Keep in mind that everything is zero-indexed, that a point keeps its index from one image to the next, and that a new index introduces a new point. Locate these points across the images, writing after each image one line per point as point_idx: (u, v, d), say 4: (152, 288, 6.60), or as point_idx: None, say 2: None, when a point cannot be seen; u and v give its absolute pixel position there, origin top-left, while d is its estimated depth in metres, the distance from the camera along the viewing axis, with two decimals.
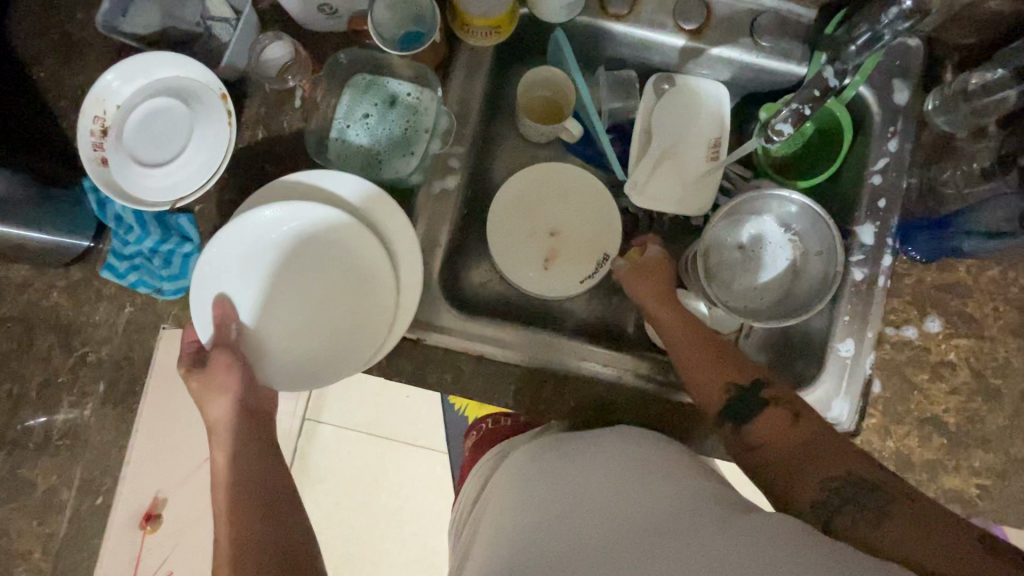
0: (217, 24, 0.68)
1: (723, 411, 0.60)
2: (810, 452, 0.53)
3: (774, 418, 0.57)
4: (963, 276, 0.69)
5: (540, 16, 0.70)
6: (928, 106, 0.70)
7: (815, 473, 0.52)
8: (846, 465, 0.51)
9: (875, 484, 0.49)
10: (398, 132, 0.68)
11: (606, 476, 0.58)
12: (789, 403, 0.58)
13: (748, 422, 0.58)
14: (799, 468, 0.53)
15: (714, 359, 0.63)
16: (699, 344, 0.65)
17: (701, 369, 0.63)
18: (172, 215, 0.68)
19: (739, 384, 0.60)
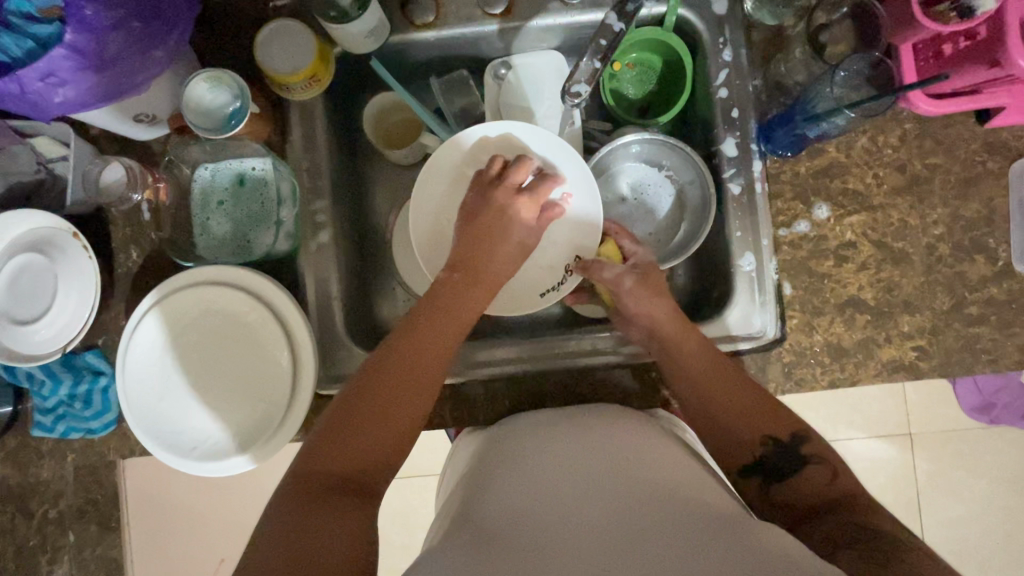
0: (57, 163, 0.69)
1: (748, 470, 0.60)
2: (832, 507, 0.53)
3: (819, 475, 0.57)
4: (834, 155, 0.69)
5: (350, 49, 0.70)
6: (747, 6, 0.70)
7: (831, 519, 0.52)
8: (867, 519, 0.50)
9: (891, 534, 0.47)
10: (256, 207, 0.69)
11: (595, 459, 0.57)
12: (831, 461, 0.58)
13: (786, 476, 0.58)
14: (817, 516, 0.53)
15: (745, 398, 0.62)
16: (728, 376, 0.63)
17: (735, 422, 0.61)
18: (77, 355, 0.70)
19: (776, 437, 0.60)
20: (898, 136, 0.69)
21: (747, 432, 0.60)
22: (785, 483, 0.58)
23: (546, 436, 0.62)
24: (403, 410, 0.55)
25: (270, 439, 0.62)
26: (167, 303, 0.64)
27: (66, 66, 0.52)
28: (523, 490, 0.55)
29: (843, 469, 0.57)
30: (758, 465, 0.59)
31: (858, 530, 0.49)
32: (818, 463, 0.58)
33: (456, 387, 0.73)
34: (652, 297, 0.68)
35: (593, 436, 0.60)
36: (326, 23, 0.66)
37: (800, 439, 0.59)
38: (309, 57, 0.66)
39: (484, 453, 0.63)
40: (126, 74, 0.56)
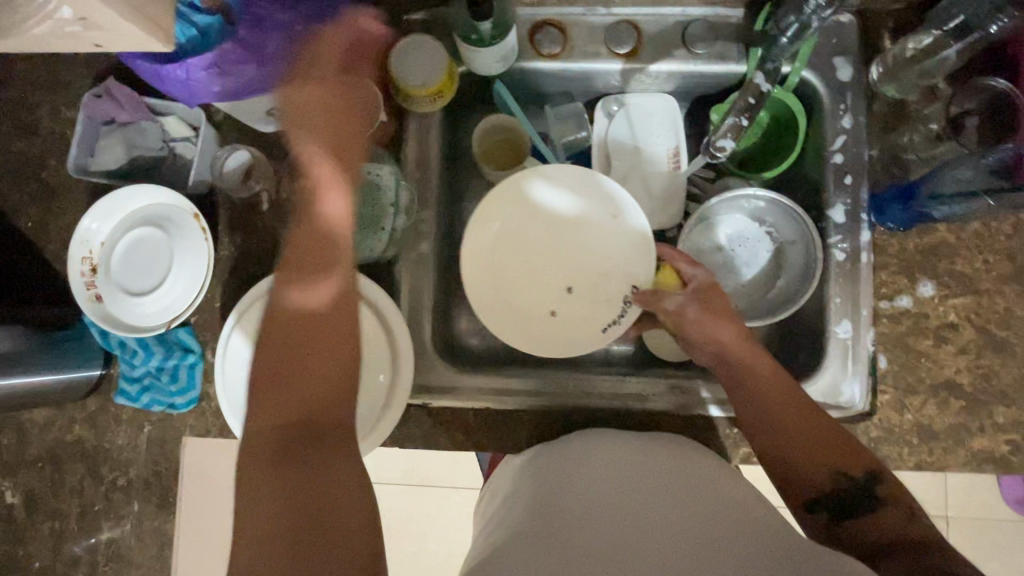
0: (181, 144, 0.72)
1: (817, 504, 0.59)
2: (909, 542, 0.52)
3: (894, 515, 0.56)
4: (944, 235, 0.68)
5: (475, 70, 0.71)
6: (873, 76, 0.70)
7: (901, 555, 0.50)
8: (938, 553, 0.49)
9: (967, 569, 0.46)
10: (365, 211, 0.71)
11: (668, 488, 0.58)
12: (906, 502, 0.57)
13: (857, 515, 0.57)
14: (891, 549, 0.52)
15: (809, 435, 0.61)
16: (793, 409, 0.62)
17: (805, 463, 0.60)
18: (171, 330, 0.72)
19: (851, 475, 0.59)
20: (1012, 224, 0.68)
21: (812, 467, 0.60)
22: (862, 519, 0.56)
23: (614, 456, 0.63)
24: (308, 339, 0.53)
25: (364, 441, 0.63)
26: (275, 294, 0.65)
27: (233, 58, 0.55)
28: (588, 502, 0.56)
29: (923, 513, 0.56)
30: (827, 499, 0.59)
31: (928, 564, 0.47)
32: (893, 504, 0.57)
33: (535, 412, 0.72)
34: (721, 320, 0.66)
35: (663, 465, 0.61)
36: (462, 44, 0.68)
37: (874, 477, 0.58)
38: (438, 72, 0.68)
39: (544, 461, 0.64)
40: (284, 69, 0.59)
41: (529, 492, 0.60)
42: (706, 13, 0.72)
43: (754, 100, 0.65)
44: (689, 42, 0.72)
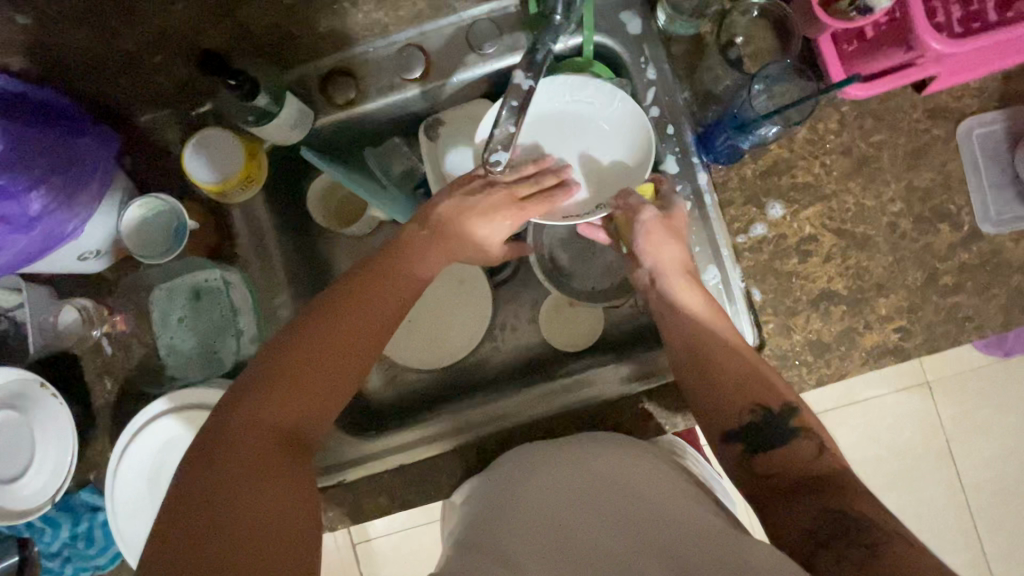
0: (14, 312, 0.68)
1: (732, 434, 0.57)
2: (818, 486, 0.50)
3: (805, 449, 0.54)
4: (778, 152, 0.68)
5: (280, 144, 0.70)
6: (662, 21, 0.69)
7: (809, 502, 0.49)
8: (844, 500, 0.48)
9: (872, 520, 0.45)
10: (217, 318, 0.69)
11: (598, 508, 0.58)
12: (819, 434, 0.55)
13: (776, 446, 0.55)
14: (801, 495, 0.50)
15: (740, 372, 0.58)
16: (719, 347, 0.59)
17: (728, 390, 0.57)
18: (74, 495, 0.70)
19: (769, 407, 0.56)
20: (836, 120, 0.67)
21: (735, 401, 0.57)
22: (771, 453, 0.55)
23: (557, 468, 0.63)
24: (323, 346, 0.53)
25: None
26: (146, 434, 0.65)
27: None
28: (535, 522, 0.58)
29: (831, 443, 0.54)
30: (748, 430, 0.56)
31: (835, 516, 0.46)
32: (807, 436, 0.54)
33: (450, 453, 0.72)
34: (658, 244, 0.64)
35: (598, 479, 0.61)
36: (247, 128, 0.66)
37: (793, 411, 0.55)
38: (237, 161, 0.66)
39: (508, 478, 0.64)
40: (58, 224, 0.57)
41: (482, 520, 0.61)
42: (483, 11, 0.70)
43: (520, 101, 0.62)
44: (476, 45, 0.70)
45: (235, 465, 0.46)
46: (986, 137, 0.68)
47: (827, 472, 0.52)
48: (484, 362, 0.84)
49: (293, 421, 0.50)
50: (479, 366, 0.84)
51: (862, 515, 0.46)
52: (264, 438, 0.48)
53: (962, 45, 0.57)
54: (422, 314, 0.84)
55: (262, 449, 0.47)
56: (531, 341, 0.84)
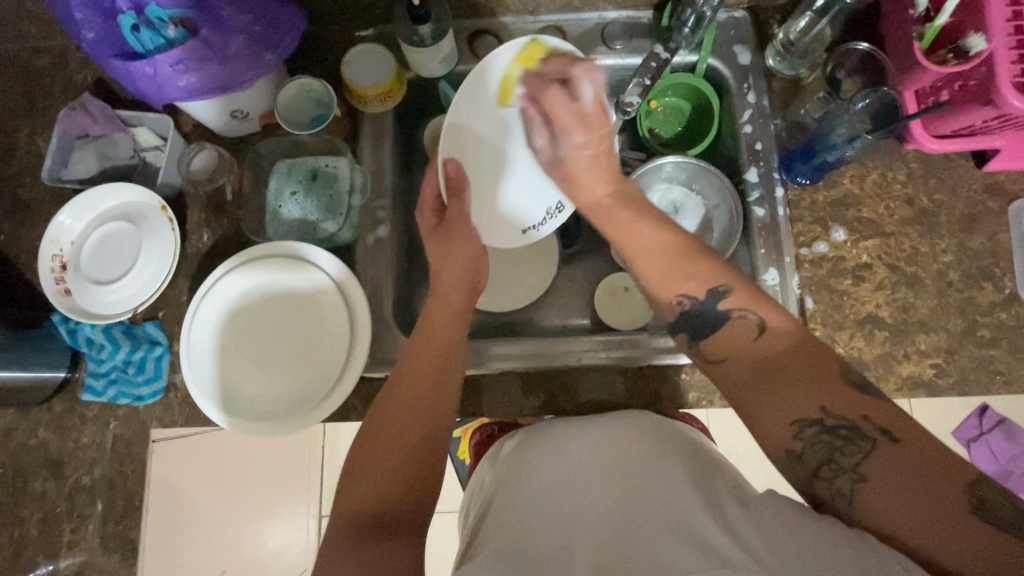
0: (150, 152, 0.77)
1: (692, 341, 0.58)
2: (773, 367, 0.51)
3: (741, 328, 0.54)
4: (849, 187, 0.76)
5: (423, 75, 0.80)
6: (769, 61, 0.80)
7: (781, 385, 0.49)
8: (828, 399, 0.48)
9: (853, 423, 0.47)
10: (324, 201, 0.76)
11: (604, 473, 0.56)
12: (755, 310, 0.54)
13: (711, 332, 0.56)
14: (756, 386, 0.51)
15: (673, 258, 0.59)
16: (662, 246, 0.60)
17: (648, 258, 0.60)
18: (139, 325, 0.73)
19: (692, 294, 0.57)
20: (906, 173, 0.76)
21: (665, 290, 0.59)
22: (715, 338, 0.56)
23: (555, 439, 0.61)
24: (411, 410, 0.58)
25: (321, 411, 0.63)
26: (249, 269, 0.67)
27: (195, 55, 0.61)
28: (525, 509, 0.55)
29: (766, 316, 0.54)
30: (684, 319, 0.58)
31: (814, 431, 0.48)
32: (740, 316, 0.55)
33: (494, 379, 0.76)
34: (632, 224, 0.62)
35: (613, 440, 0.59)
36: (407, 46, 0.75)
37: (720, 291, 0.56)
38: (386, 75, 0.75)
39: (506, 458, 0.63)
40: (235, 71, 0.64)
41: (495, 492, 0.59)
42: (620, 15, 0.82)
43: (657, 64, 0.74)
44: (608, 40, 0.82)
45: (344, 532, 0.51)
46: None
47: (789, 350, 0.51)
48: (534, 321, 0.89)
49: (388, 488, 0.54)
50: (529, 323, 0.89)
51: (838, 413, 0.47)
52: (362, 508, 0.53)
53: None
54: (490, 263, 0.90)
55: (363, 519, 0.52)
56: (582, 313, 0.90)
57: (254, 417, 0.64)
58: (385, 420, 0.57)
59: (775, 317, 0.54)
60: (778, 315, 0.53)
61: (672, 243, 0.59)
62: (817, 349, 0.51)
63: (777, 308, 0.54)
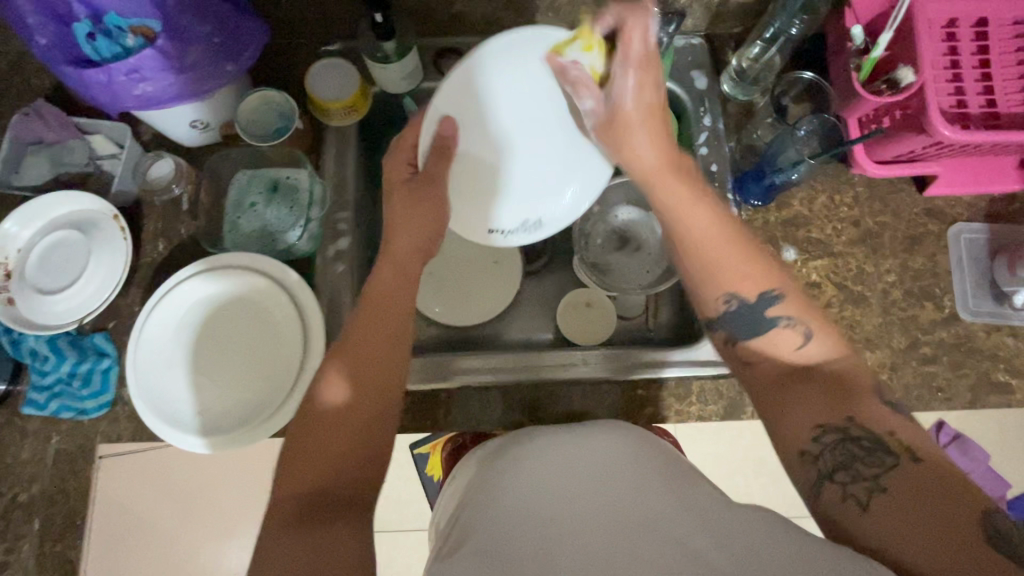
0: (107, 160, 0.76)
1: (717, 323, 0.58)
2: (828, 382, 0.51)
3: (786, 338, 0.54)
4: (799, 208, 0.79)
5: (386, 89, 0.81)
6: (726, 86, 0.83)
7: (818, 399, 0.50)
8: (877, 419, 0.49)
9: (876, 438, 0.48)
10: (283, 213, 0.75)
11: (590, 474, 0.54)
12: (806, 322, 0.54)
13: (757, 339, 0.56)
14: (784, 392, 0.52)
15: (743, 253, 0.57)
16: (731, 240, 0.57)
17: (733, 263, 0.56)
18: (87, 336, 0.72)
19: (740, 295, 0.56)
20: (852, 196, 0.79)
21: (731, 281, 0.56)
22: (758, 340, 0.55)
23: (556, 437, 0.60)
24: (369, 383, 0.57)
25: (267, 423, 0.62)
26: (202, 276, 0.66)
27: (150, 65, 0.60)
28: (515, 505, 0.52)
29: (816, 329, 0.54)
30: (722, 320, 0.58)
31: (835, 439, 0.49)
32: (787, 327, 0.55)
33: (453, 394, 0.75)
34: (689, 215, 0.58)
35: (599, 442, 0.58)
36: (370, 62, 0.76)
37: (766, 296, 0.55)
38: (349, 90, 0.76)
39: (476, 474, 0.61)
40: (201, 79, 0.65)
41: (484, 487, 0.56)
42: None
43: None
44: None
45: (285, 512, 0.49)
46: (972, 242, 0.79)
47: (828, 374, 0.51)
48: (497, 335, 0.90)
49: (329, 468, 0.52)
50: (491, 337, 0.90)
51: (869, 426, 0.48)
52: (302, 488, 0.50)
53: (969, 134, 0.63)
54: (454, 277, 0.91)
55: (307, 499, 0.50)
56: (545, 328, 0.91)
57: (200, 427, 0.63)
58: (352, 389, 0.56)
59: (823, 333, 0.54)
60: (827, 348, 0.53)
61: (720, 232, 0.57)
62: (863, 370, 0.52)
63: (830, 323, 0.55)
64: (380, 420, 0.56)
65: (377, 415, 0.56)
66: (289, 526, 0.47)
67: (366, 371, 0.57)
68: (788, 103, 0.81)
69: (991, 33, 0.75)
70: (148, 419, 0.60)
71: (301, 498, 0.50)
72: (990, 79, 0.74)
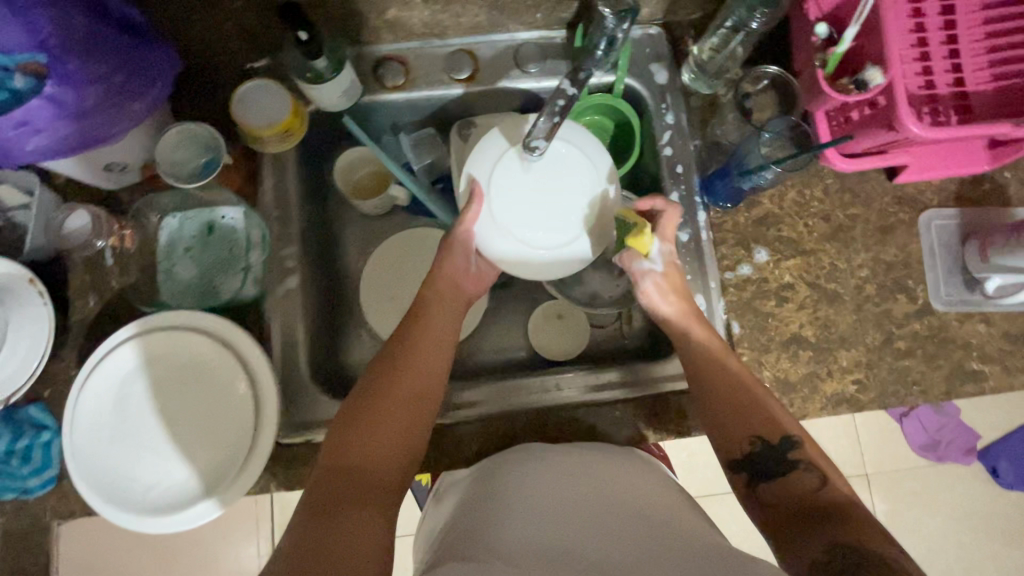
0: (17, 212, 0.68)
1: (738, 464, 0.59)
2: (826, 515, 0.51)
3: (802, 484, 0.55)
4: (768, 206, 0.76)
5: (324, 108, 0.74)
6: (686, 77, 0.79)
7: (823, 530, 0.50)
8: (859, 534, 0.48)
9: (857, 548, 0.46)
10: (222, 255, 0.70)
11: (593, 507, 0.56)
12: (815, 465, 0.56)
13: (767, 479, 0.57)
14: (807, 526, 0.51)
15: (749, 408, 0.59)
16: (728, 387, 0.60)
17: (729, 419, 0.59)
18: (20, 408, 0.67)
19: (765, 438, 0.58)
20: (821, 189, 0.77)
21: (739, 428, 0.59)
22: (776, 484, 0.56)
23: (569, 458, 0.62)
24: (406, 388, 0.58)
25: (225, 493, 0.58)
26: (143, 337, 0.61)
27: (40, 116, 0.53)
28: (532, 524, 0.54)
29: (831, 477, 0.55)
30: (746, 462, 0.58)
31: (846, 552, 0.46)
32: (804, 469, 0.56)
33: (425, 429, 0.72)
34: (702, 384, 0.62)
35: (595, 478, 0.60)
36: (302, 82, 0.70)
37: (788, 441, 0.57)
38: (281, 113, 0.69)
39: (463, 501, 0.62)
40: (102, 125, 0.58)
41: (498, 503, 0.57)
42: (534, 36, 0.78)
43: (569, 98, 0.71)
44: (522, 63, 0.78)
45: (311, 501, 0.50)
46: (942, 227, 0.77)
47: (834, 501, 0.53)
48: (468, 357, 0.87)
49: (375, 457, 0.54)
50: (463, 359, 0.86)
51: (873, 549, 0.46)
52: (342, 479, 0.52)
53: (937, 132, 0.60)
54: None
55: (338, 488, 0.51)
56: (517, 345, 0.87)
57: (150, 503, 0.58)
58: (383, 389, 0.58)
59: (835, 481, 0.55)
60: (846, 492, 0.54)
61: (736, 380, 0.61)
62: (856, 516, 0.50)
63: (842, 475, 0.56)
64: (427, 408, 0.58)
65: (421, 415, 0.58)
66: (323, 516, 0.48)
67: (410, 371, 0.59)
68: (751, 104, 0.77)
69: (957, 8, 0.71)
70: (90, 499, 0.55)
71: (332, 489, 0.51)
72: (959, 56, 0.70)
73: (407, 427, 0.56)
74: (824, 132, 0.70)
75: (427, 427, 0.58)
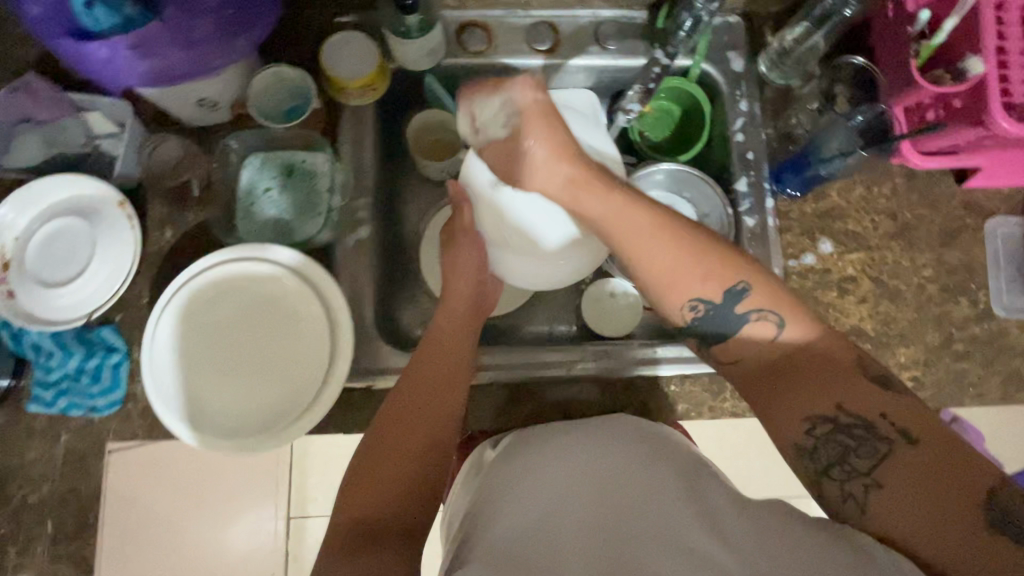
0: (105, 140, 0.70)
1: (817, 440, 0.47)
2: (926, 481, 0.42)
3: (762, 331, 0.51)
4: (836, 199, 0.77)
5: (406, 67, 0.75)
6: (762, 68, 0.79)
7: (924, 500, 0.42)
8: (960, 509, 0.41)
9: (870, 421, 0.46)
10: (301, 199, 0.72)
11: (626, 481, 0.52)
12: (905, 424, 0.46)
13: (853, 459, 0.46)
14: (896, 500, 0.43)
15: (823, 371, 0.49)
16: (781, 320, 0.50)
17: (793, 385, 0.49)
18: (91, 329, 0.67)
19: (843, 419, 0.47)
20: (890, 188, 0.77)
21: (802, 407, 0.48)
22: (727, 343, 0.54)
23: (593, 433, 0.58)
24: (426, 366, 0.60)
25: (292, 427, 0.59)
26: (224, 268, 0.62)
27: (159, 39, 0.55)
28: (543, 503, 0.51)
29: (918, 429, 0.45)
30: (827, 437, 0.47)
31: (826, 430, 0.48)
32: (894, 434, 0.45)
33: (482, 386, 0.73)
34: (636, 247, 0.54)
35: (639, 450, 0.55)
36: (392, 38, 0.71)
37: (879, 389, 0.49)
38: (368, 67, 0.70)
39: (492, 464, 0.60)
40: (210, 56, 0.59)
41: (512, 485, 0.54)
42: (615, 14, 0.80)
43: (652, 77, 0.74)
44: (601, 40, 0.79)
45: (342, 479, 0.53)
46: (1007, 235, 0.78)
47: (816, 358, 0.49)
48: (519, 327, 0.88)
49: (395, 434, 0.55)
50: (513, 328, 0.87)
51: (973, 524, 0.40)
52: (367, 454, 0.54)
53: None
54: None
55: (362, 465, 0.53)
56: (568, 319, 0.88)
57: (219, 429, 0.60)
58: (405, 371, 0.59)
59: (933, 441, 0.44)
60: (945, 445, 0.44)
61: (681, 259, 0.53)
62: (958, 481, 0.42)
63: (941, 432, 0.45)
64: (450, 387, 0.59)
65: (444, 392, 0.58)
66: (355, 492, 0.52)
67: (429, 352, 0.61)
68: (840, 91, 0.76)
69: None
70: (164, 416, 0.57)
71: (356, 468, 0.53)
72: None
73: (431, 400, 0.57)
74: (902, 124, 0.71)
75: (455, 398, 0.59)
